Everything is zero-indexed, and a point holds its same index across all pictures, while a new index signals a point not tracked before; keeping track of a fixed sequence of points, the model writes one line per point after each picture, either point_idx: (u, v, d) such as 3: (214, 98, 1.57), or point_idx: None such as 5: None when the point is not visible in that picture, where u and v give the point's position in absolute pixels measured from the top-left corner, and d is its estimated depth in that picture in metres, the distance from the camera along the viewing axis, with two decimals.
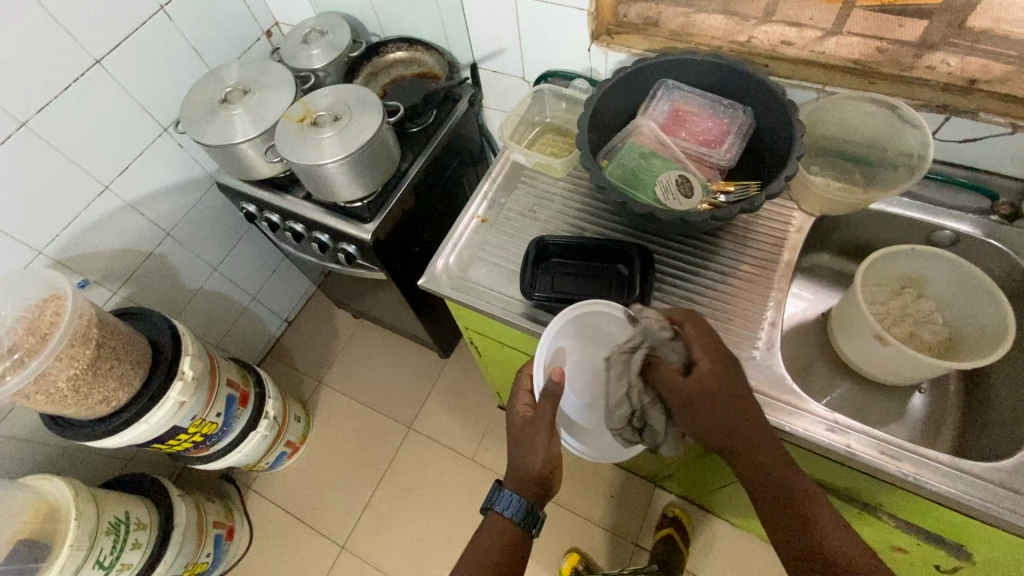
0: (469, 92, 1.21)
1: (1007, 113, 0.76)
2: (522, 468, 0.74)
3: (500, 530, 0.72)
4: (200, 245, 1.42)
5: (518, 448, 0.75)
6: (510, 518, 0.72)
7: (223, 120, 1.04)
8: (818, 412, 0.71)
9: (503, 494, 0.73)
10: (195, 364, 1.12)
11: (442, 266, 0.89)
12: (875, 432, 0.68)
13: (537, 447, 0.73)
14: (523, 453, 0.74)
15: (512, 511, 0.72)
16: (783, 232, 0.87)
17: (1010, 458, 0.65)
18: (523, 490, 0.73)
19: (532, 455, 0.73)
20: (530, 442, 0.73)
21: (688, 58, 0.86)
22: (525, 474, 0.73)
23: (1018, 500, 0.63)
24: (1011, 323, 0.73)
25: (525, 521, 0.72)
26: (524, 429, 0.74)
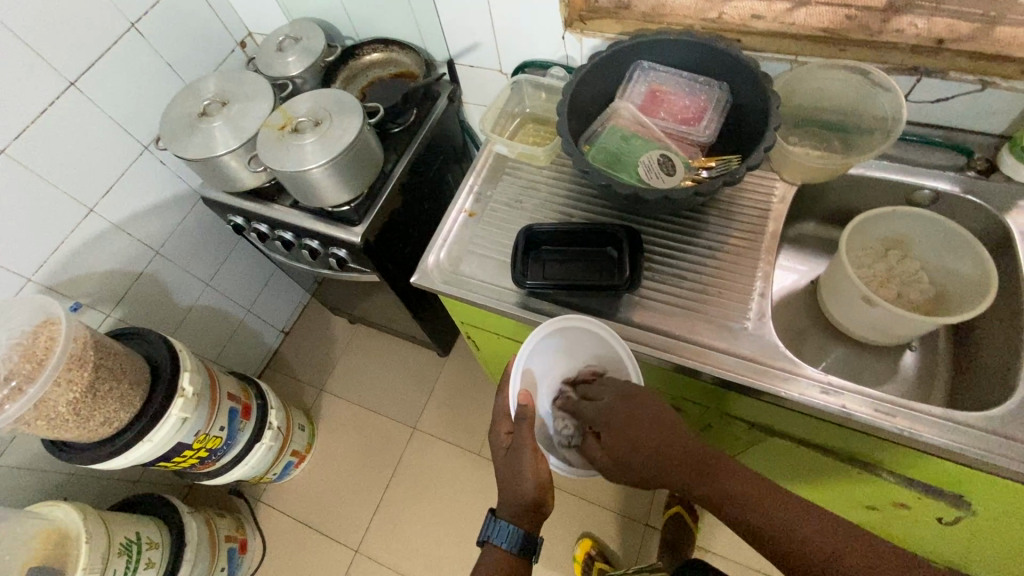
0: (447, 88, 1.21)
1: (975, 70, 0.78)
2: (511, 495, 0.75)
3: (499, 561, 0.75)
4: (191, 262, 1.42)
5: (505, 476, 0.75)
6: (506, 548, 0.75)
7: (203, 133, 1.04)
8: (813, 376, 0.72)
9: (498, 526, 0.75)
10: (194, 381, 1.12)
11: (434, 262, 0.90)
12: (869, 391, 0.69)
13: (526, 470, 0.73)
14: (512, 477, 0.74)
15: (507, 542, 0.75)
16: (767, 203, 0.88)
17: (1001, 407, 0.67)
18: (517, 520, 0.75)
19: (517, 480, 0.74)
20: (515, 468, 0.74)
21: (662, 38, 0.87)
22: (517, 503, 0.74)
23: (1010, 445, 0.64)
24: (995, 275, 0.75)
25: (522, 548, 0.75)
26: (507, 456, 0.75)
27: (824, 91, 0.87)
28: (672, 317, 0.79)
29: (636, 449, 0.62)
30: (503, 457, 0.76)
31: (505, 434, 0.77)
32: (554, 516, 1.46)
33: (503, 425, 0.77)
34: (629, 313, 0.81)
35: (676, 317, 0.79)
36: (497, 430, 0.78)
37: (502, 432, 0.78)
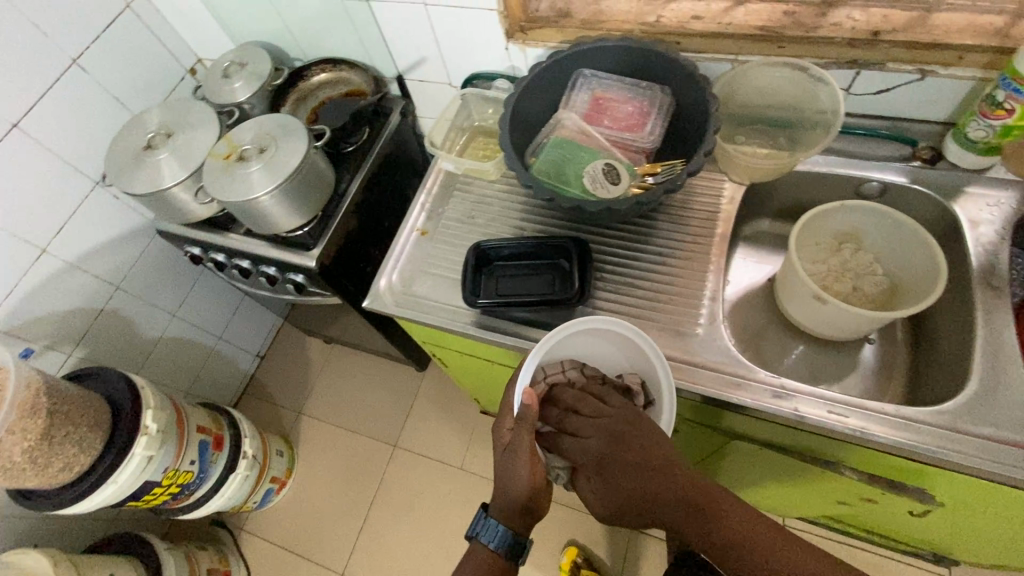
0: (399, 104, 1.20)
1: (913, 59, 0.77)
2: (505, 494, 0.70)
3: (483, 561, 0.71)
4: (155, 294, 1.40)
5: (501, 475, 0.70)
6: (492, 548, 0.71)
7: (149, 166, 1.02)
8: (765, 380, 0.71)
9: (488, 525, 0.71)
10: (158, 418, 1.10)
11: (386, 284, 0.88)
12: (820, 392, 0.69)
13: (523, 475, 0.67)
14: (506, 478, 0.69)
15: (495, 541, 0.71)
16: (715, 205, 0.88)
17: (953, 399, 0.66)
18: (508, 523, 0.70)
19: (512, 481, 0.68)
20: (511, 467, 0.68)
21: (601, 46, 0.86)
22: (510, 506, 0.69)
23: (963, 439, 0.64)
24: (943, 265, 0.75)
25: (510, 550, 0.71)
26: (505, 455, 0.69)
27: (768, 88, 0.86)
28: None
29: (631, 486, 0.61)
30: (502, 453, 0.70)
31: (508, 429, 0.71)
32: (540, 526, 1.44)
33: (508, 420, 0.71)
34: None
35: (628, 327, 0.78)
36: (500, 424, 0.72)
37: (505, 423, 0.72)
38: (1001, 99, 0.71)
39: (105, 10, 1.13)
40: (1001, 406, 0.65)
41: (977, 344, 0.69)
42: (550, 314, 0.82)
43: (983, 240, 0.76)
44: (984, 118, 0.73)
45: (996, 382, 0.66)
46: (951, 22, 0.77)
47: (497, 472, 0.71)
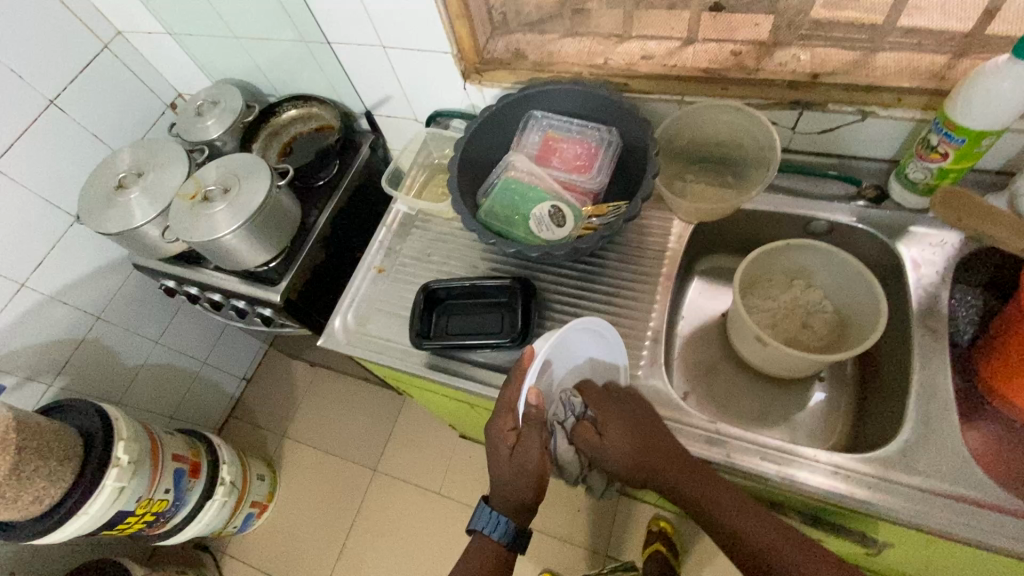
0: (369, 139, 1.23)
1: (853, 101, 0.77)
2: (515, 489, 0.73)
3: (489, 550, 0.77)
4: (136, 323, 1.43)
5: (504, 472, 0.72)
6: (495, 539, 0.76)
7: (120, 206, 1.05)
8: (699, 425, 0.73)
9: (489, 518, 0.76)
10: (129, 448, 1.13)
11: (340, 323, 0.90)
12: (752, 438, 0.70)
13: (533, 470, 0.70)
14: (512, 477, 0.72)
15: (498, 533, 0.76)
16: (664, 244, 0.89)
17: (884, 447, 0.67)
18: (510, 514, 0.76)
19: (523, 479, 0.71)
20: (522, 469, 0.71)
21: (548, 89, 0.88)
22: (515, 498, 0.74)
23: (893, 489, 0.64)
24: (883, 307, 0.76)
25: (512, 542, 0.76)
26: (514, 458, 0.70)
27: (715, 127, 0.87)
28: None
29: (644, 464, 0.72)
30: (508, 456, 0.70)
31: (510, 437, 0.70)
32: None
33: (509, 421, 0.70)
34: None
35: None
36: (500, 425, 0.71)
37: (503, 426, 0.71)
38: (934, 144, 0.70)
39: (83, 52, 1.17)
40: (932, 453, 0.66)
41: (912, 389, 0.70)
42: (497, 354, 0.83)
43: (925, 283, 0.77)
44: (921, 160, 0.73)
45: (929, 427, 0.67)
46: (893, 63, 0.77)
47: (501, 471, 0.72)
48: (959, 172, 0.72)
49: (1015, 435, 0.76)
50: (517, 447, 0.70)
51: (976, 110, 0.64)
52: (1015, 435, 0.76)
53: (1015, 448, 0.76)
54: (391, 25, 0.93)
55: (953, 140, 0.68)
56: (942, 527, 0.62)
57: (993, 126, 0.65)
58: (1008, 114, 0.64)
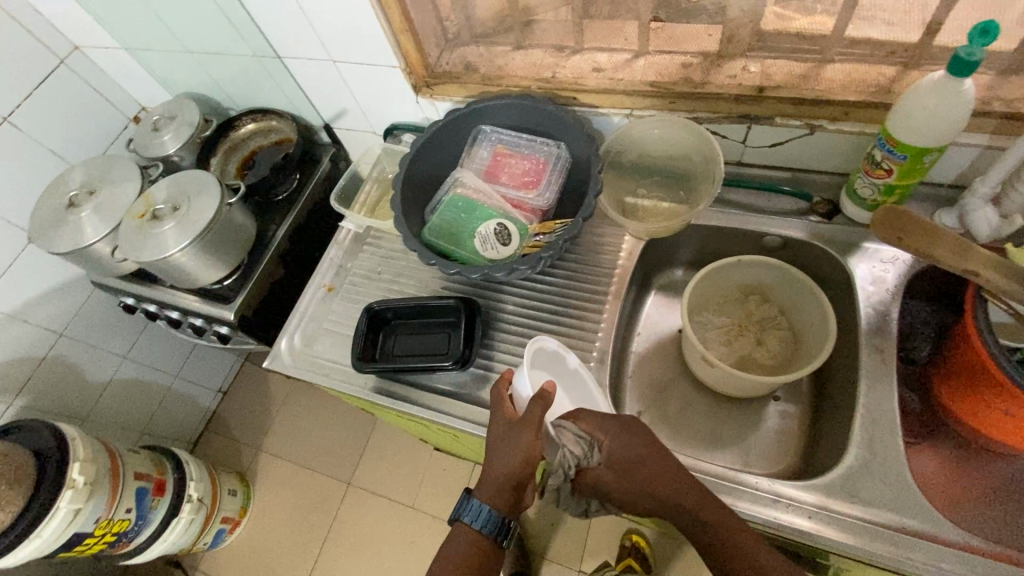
0: (329, 151, 1.21)
1: (801, 115, 0.75)
2: (504, 473, 0.65)
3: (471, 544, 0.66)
4: (102, 339, 1.41)
5: (494, 451, 0.67)
6: (476, 529, 0.66)
7: (71, 225, 1.03)
8: None
9: (472, 505, 0.67)
10: (86, 469, 1.11)
11: (287, 345, 0.88)
12: (695, 467, 0.70)
13: (520, 444, 0.65)
14: (506, 449, 0.66)
15: (482, 523, 0.66)
16: (614, 260, 0.87)
17: (824, 476, 0.67)
18: (495, 501, 0.66)
19: (516, 453, 0.65)
20: (516, 439, 0.65)
21: (495, 103, 0.87)
22: (502, 482, 0.66)
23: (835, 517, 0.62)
24: (832, 326, 0.75)
25: (495, 533, 0.66)
26: (511, 433, 0.66)
27: (663, 142, 0.86)
28: None
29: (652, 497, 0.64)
30: (507, 429, 0.67)
31: (509, 414, 0.68)
32: None
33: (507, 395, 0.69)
34: (477, 390, 0.80)
35: None
36: (500, 405, 0.69)
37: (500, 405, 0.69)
38: (879, 160, 0.69)
39: (39, 68, 1.15)
40: (876, 480, 0.66)
41: (857, 413, 0.70)
42: (443, 376, 0.82)
43: (873, 301, 0.76)
44: (868, 176, 0.73)
45: (873, 453, 0.67)
46: (841, 76, 0.75)
47: (495, 453, 0.67)
48: (904, 188, 0.71)
49: (973, 456, 0.74)
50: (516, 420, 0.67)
51: (916, 126, 0.63)
52: (974, 457, 0.74)
53: (970, 471, 0.73)
54: (336, 39, 0.90)
55: (896, 155, 0.67)
56: (879, 555, 0.62)
57: (933, 142, 0.64)
58: (947, 131, 0.63)
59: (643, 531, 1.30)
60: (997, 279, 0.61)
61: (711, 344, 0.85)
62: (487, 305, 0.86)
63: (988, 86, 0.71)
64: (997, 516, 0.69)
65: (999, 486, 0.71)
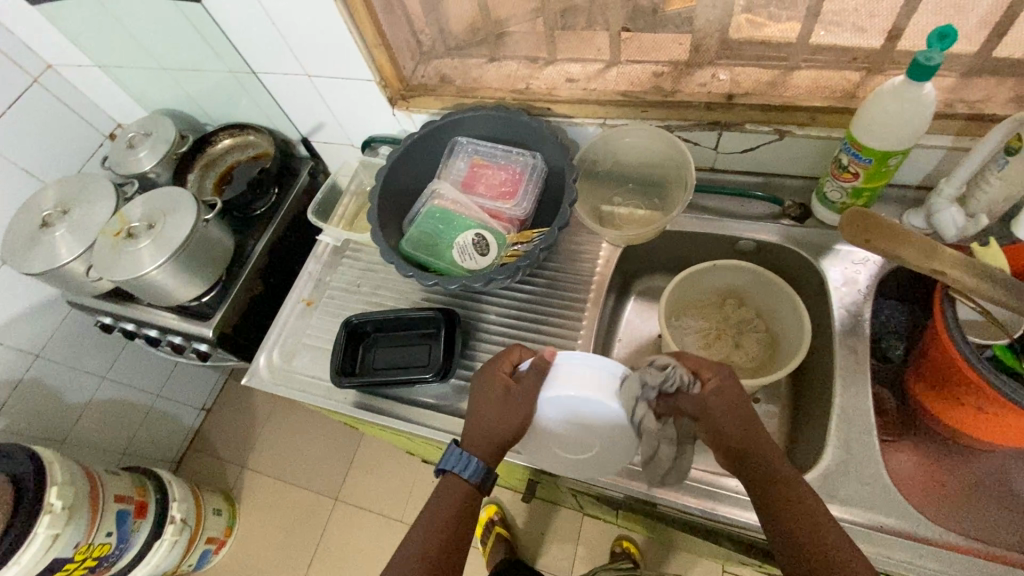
0: (307, 164, 1.21)
1: (768, 121, 0.76)
2: (499, 430, 0.65)
3: (455, 495, 0.63)
4: (80, 359, 1.39)
5: (491, 410, 0.66)
6: (466, 478, 0.63)
7: (45, 244, 1.02)
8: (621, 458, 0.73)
9: (461, 455, 0.64)
10: (64, 494, 1.07)
11: (265, 361, 0.88)
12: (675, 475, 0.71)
13: (523, 404, 0.65)
14: (501, 411, 0.65)
15: (469, 473, 0.63)
16: (593, 267, 0.87)
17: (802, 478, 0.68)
18: (486, 454, 0.65)
19: (514, 416, 0.65)
20: (515, 408, 0.65)
21: (470, 115, 0.87)
22: (497, 438, 0.65)
23: None
24: (806, 328, 0.76)
25: (481, 486, 0.64)
26: (510, 399, 0.66)
27: (637, 149, 0.87)
28: None
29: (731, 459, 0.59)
30: (504, 393, 0.66)
31: (503, 379, 0.67)
32: None
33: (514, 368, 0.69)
34: (459, 401, 0.80)
35: None
36: (497, 366, 0.69)
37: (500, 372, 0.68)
38: (846, 164, 0.71)
39: (11, 87, 1.14)
40: (854, 479, 0.66)
41: (833, 413, 0.71)
42: (424, 388, 0.82)
43: (845, 302, 0.77)
44: (836, 180, 0.74)
45: (850, 453, 0.68)
46: (807, 83, 0.77)
47: (487, 412, 0.66)
48: (871, 191, 0.73)
49: (948, 452, 0.75)
50: (513, 386, 0.67)
51: (878, 131, 0.65)
52: (948, 453, 0.75)
53: (945, 468, 0.74)
54: (312, 54, 0.90)
55: (861, 159, 0.69)
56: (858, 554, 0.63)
57: (897, 146, 0.66)
58: (908, 135, 0.64)
59: (633, 537, 1.29)
60: (967, 278, 0.62)
61: (691, 349, 0.86)
62: (468, 315, 0.86)
63: (949, 89, 0.72)
64: (973, 511, 0.71)
65: (972, 481, 0.73)
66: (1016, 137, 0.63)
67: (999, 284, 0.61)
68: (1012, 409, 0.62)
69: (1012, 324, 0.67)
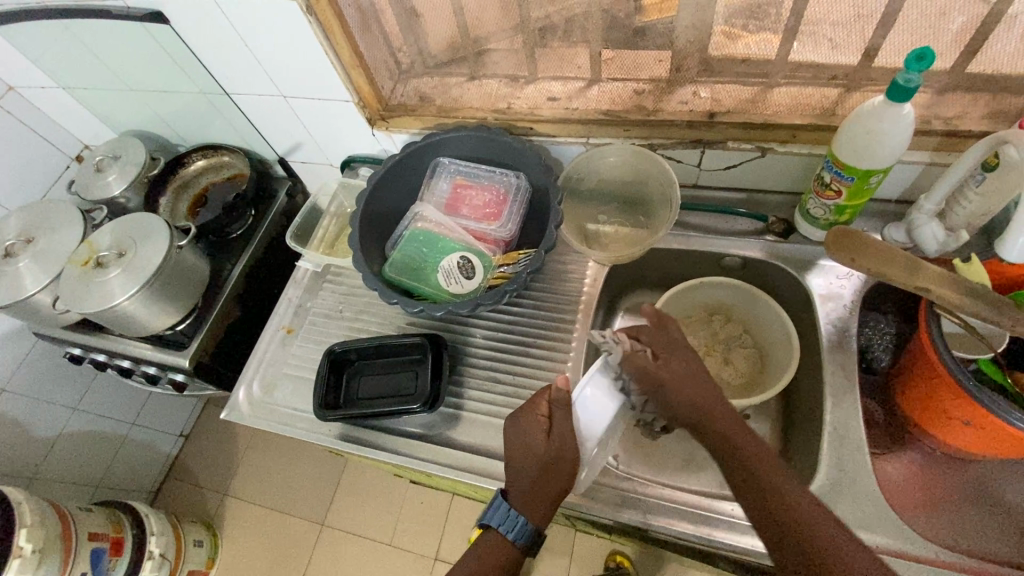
0: (285, 184, 1.18)
1: (750, 139, 0.77)
2: (540, 487, 0.64)
3: (502, 551, 0.64)
4: (48, 390, 1.33)
5: (532, 461, 0.65)
6: (507, 536, 0.64)
7: (9, 275, 0.97)
8: (614, 482, 0.72)
9: (509, 514, 0.64)
10: (35, 535, 1.01)
11: (245, 394, 0.85)
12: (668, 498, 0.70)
13: (559, 452, 0.64)
14: (544, 470, 0.64)
15: (513, 532, 0.64)
16: (580, 287, 0.87)
17: None
18: (528, 512, 0.64)
19: (556, 476, 0.64)
20: (558, 456, 0.64)
21: (451, 136, 0.86)
22: (538, 492, 0.64)
23: None
24: (795, 344, 0.76)
25: (527, 541, 0.64)
26: (549, 460, 0.64)
27: (621, 168, 0.87)
28: (485, 428, 0.77)
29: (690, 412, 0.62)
30: (544, 446, 0.64)
31: (540, 431, 0.66)
32: None
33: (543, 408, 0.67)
34: (448, 430, 0.78)
35: (481, 427, 0.77)
36: (534, 412, 0.67)
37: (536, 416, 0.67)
38: (828, 182, 0.72)
39: None
40: (848, 499, 0.67)
41: (824, 431, 0.71)
42: (411, 417, 0.79)
43: (832, 317, 0.78)
44: (819, 198, 0.75)
45: (843, 472, 0.68)
46: (788, 100, 0.77)
47: (527, 467, 0.65)
48: (854, 208, 0.74)
49: (937, 462, 0.75)
50: (552, 432, 0.65)
51: (860, 150, 0.65)
52: (937, 462, 0.75)
53: (935, 478, 0.74)
54: (286, 75, 0.87)
55: (844, 177, 0.69)
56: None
57: (877, 165, 0.66)
58: (889, 154, 0.65)
59: (626, 551, 1.27)
60: (950, 294, 0.62)
61: None
62: (455, 339, 0.85)
63: (925, 106, 0.74)
64: (962, 521, 0.71)
65: (963, 491, 0.73)
66: (993, 154, 0.64)
67: (984, 300, 0.62)
68: (999, 425, 0.62)
69: (994, 338, 0.68)
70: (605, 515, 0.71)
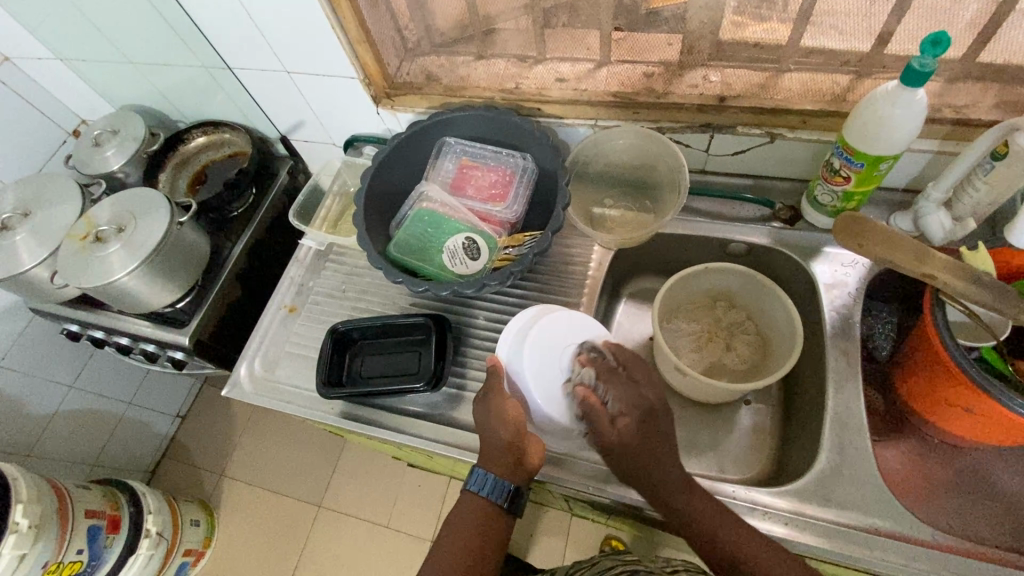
0: (286, 163, 1.16)
1: (760, 124, 0.76)
2: (493, 445, 0.67)
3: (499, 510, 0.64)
4: (45, 366, 1.32)
5: (482, 428, 0.68)
6: (480, 495, 0.66)
7: (5, 249, 0.96)
8: None
9: (475, 474, 0.66)
10: (30, 511, 1.00)
11: (246, 371, 0.85)
12: None
13: (498, 409, 0.68)
14: (486, 427, 0.67)
15: (479, 487, 0.66)
16: (584, 270, 0.86)
17: (798, 481, 0.69)
18: (491, 467, 0.66)
19: (491, 431, 0.67)
20: (499, 412, 0.68)
21: (458, 115, 0.85)
22: (491, 448, 0.67)
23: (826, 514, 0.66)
24: (799, 331, 0.76)
25: (497, 495, 0.65)
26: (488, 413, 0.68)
27: (629, 151, 0.86)
28: None
29: (627, 467, 0.66)
30: (483, 411, 0.69)
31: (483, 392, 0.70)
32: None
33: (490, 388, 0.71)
34: (451, 411, 0.78)
35: None
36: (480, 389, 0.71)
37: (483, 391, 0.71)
38: (837, 168, 0.71)
39: None
40: (848, 483, 0.68)
41: (826, 417, 0.72)
42: (414, 397, 0.79)
43: (836, 304, 0.78)
44: (827, 184, 0.75)
45: (843, 456, 0.69)
46: (798, 86, 0.77)
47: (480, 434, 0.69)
48: (862, 195, 0.74)
49: (934, 451, 0.76)
50: (487, 397, 0.70)
51: (871, 136, 0.65)
52: (932, 449, 0.76)
53: (933, 465, 0.75)
54: (291, 51, 0.86)
55: (853, 164, 0.69)
56: (856, 558, 0.64)
57: (888, 151, 0.66)
58: (900, 140, 0.64)
59: (621, 535, 1.29)
60: (955, 280, 0.62)
61: (683, 352, 0.86)
62: (459, 321, 0.84)
63: (937, 94, 0.73)
64: (964, 509, 0.71)
65: (962, 480, 0.73)
66: (1003, 142, 0.64)
67: (991, 289, 0.62)
68: (1002, 412, 0.62)
69: (997, 326, 0.69)
70: (605, 495, 0.71)
